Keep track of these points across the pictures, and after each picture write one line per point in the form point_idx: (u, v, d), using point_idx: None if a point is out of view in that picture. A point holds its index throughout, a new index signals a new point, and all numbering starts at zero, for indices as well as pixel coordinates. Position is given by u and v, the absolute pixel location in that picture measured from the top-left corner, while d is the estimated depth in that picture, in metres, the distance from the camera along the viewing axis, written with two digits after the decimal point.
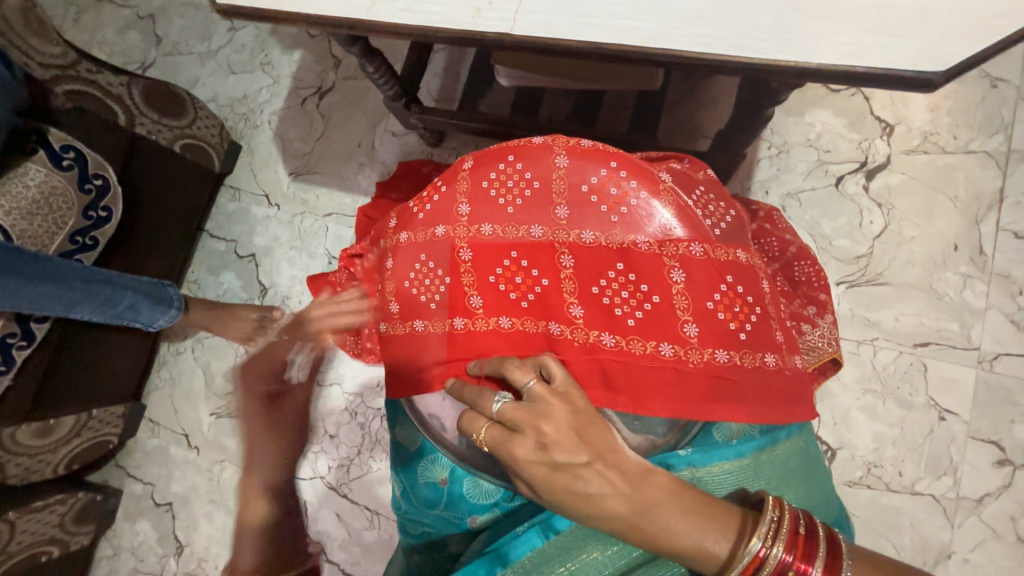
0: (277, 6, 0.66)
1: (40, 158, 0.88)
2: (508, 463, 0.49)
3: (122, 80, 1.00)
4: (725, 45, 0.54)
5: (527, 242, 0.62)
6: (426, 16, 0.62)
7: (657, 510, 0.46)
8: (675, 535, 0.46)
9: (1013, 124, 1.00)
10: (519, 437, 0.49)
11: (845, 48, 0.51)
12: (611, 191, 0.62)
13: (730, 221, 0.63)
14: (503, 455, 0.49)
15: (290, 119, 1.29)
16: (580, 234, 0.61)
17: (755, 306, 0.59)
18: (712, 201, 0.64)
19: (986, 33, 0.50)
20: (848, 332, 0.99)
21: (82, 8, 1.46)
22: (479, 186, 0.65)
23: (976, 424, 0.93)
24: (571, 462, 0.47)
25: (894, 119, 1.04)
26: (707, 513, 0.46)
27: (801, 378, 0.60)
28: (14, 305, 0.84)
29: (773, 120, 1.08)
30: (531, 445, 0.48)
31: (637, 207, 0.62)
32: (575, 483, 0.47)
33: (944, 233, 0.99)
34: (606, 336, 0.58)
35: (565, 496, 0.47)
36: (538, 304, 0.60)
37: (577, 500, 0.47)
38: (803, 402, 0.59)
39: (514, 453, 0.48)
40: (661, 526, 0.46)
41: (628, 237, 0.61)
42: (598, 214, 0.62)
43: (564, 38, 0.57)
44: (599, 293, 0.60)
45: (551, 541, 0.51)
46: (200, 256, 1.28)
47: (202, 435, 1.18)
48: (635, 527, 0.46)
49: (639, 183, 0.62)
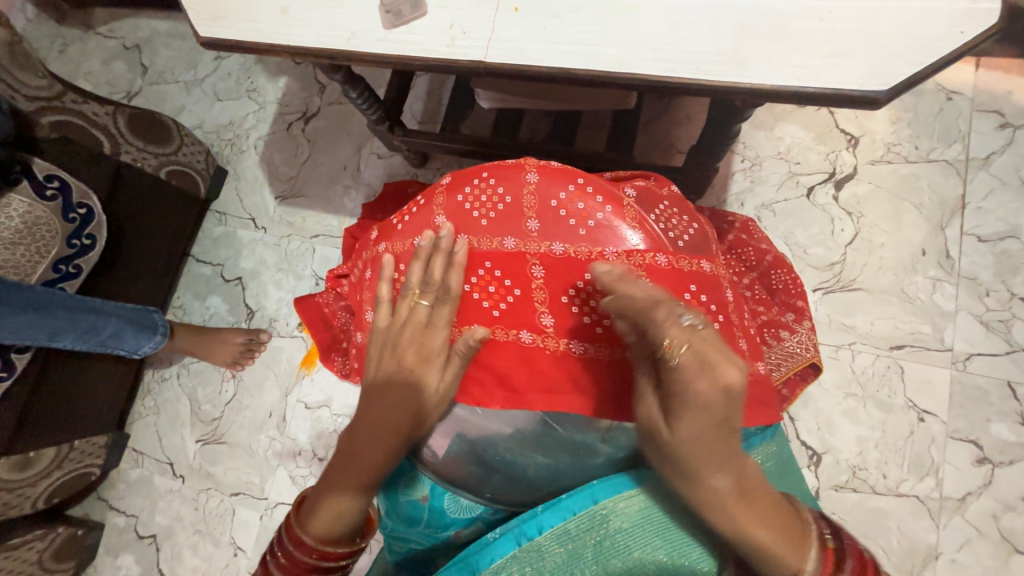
0: (259, 38, 0.68)
1: (25, 188, 0.90)
2: (676, 387, 0.49)
3: (109, 110, 1.02)
4: (685, 69, 0.57)
5: (501, 252, 0.61)
6: (404, 45, 0.64)
7: (755, 500, 0.48)
8: (763, 531, 0.47)
9: (970, 134, 1.05)
10: (707, 369, 0.49)
11: (797, 70, 0.55)
12: (579, 205, 0.62)
13: (693, 235, 0.65)
14: (678, 378, 0.49)
15: (277, 144, 1.31)
16: (551, 245, 0.61)
17: (719, 314, 0.61)
18: (676, 215, 0.66)
19: (926, 52, 0.53)
20: (827, 338, 1.01)
21: (69, 39, 1.48)
22: (453, 200, 0.66)
23: (954, 423, 0.95)
24: (730, 413, 0.49)
25: (858, 132, 1.09)
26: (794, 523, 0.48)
27: (766, 383, 0.63)
28: None
29: (743, 134, 1.12)
30: (715, 384, 0.48)
31: (605, 219, 0.62)
32: (711, 438, 0.49)
33: (912, 239, 1.03)
34: (575, 343, 0.60)
35: (701, 445, 0.48)
36: (511, 313, 0.60)
37: (708, 454, 0.48)
38: (766, 406, 0.61)
39: (695, 385, 0.48)
40: (754, 515, 0.47)
41: (596, 249, 0.61)
42: (567, 226, 0.62)
43: (534, 65, 0.60)
44: (569, 302, 0.60)
45: (523, 547, 0.50)
46: (186, 281, 1.28)
47: (188, 463, 1.16)
48: (735, 504, 0.47)
49: (604, 198, 0.63)
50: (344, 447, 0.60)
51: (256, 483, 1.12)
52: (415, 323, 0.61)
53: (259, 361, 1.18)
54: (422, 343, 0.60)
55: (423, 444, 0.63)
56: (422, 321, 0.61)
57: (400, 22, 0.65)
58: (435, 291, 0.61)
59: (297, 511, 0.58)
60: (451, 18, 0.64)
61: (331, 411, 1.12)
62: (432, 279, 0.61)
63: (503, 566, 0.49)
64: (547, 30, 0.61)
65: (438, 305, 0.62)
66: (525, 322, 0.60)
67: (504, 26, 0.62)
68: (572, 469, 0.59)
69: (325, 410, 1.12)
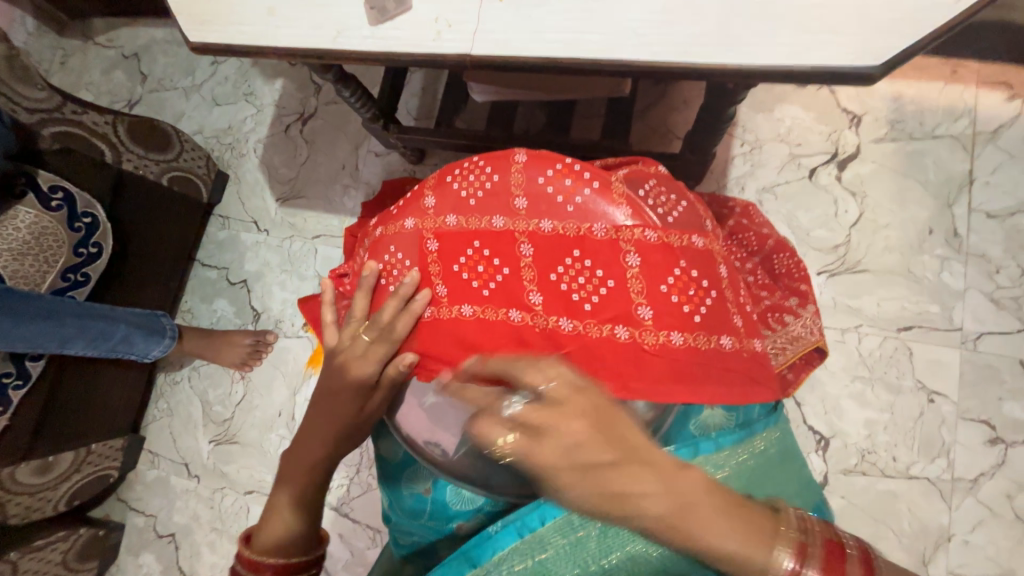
0: (247, 41, 0.69)
1: (31, 201, 0.91)
2: (533, 470, 0.43)
3: (108, 119, 1.04)
4: (672, 52, 0.56)
5: (489, 232, 0.62)
6: (390, 42, 0.64)
7: (706, 511, 0.41)
8: (716, 539, 0.40)
9: (977, 107, 1.02)
10: (543, 438, 0.44)
11: (786, 48, 0.54)
12: (567, 183, 0.62)
13: (683, 211, 0.63)
14: (528, 461, 0.44)
15: (275, 146, 1.32)
16: (539, 223, 0.61)
17: (712, 290, 0.59)
18: (665, 193, 0.64)
19: (920, 23, 0.52)
20: (832, 321, 1.00)
21: (69, 51, 1.50)
22: (445, 181, 0.66)
23: (965, 404, 0.93)
24: (598, 459, 0.42)
25: (861, 110, 1.06)
26: (751, 507, 0.42)
27: (763, 361, 0.61)
28: (8, 345, 0.85)
29: (742, 117, 1.10)
30: (557, 446, 0.43)
31: (590, 198, 0.61)
32: (603, 486, 0.42)
33: (918, 217, 1.01)
34: (564, 321, 0.58)
35: (600, 501, 0.41)
36: (499, 292, 0.60)
37: (615, 507, 0.41)
38: (765, 384, 0.59)
39: (547, 461, 0.43)
40: (710, 526, 0.40)
41: (584, 226, 0.60)
42: (554, 205, 0.61)
43: (519, 55, 0.60)
44: (557, 280, 0.59)
45: (524, 539, 0.50)
46: (193, 285, 1.30)
47: (202, 463, 1.19)
48: (677, 534, 0.40)
49: (592, 176, 0.62)
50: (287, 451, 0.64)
51: (268, 481, 1.14)
52: (351, 351, 0.63)
53: (267, 362, 1.20)
54: (355, 377, 0.62)
55: (434, 442, 0.62)
56: (357, 352, 0.63)
57: (385, 18, 0.65)
58: (380, 330, 0.62)
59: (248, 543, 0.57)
60: (437, 12, 0.64)
61: None
62: (380, 320, 0.62)
63: (505, 559, 0.50)
64: (532, 20, 0.60)
65: (377, 341, 0.62)
66: (513, 301, 0.60)
67: (489, 17, 0.62)
68: None
69: None
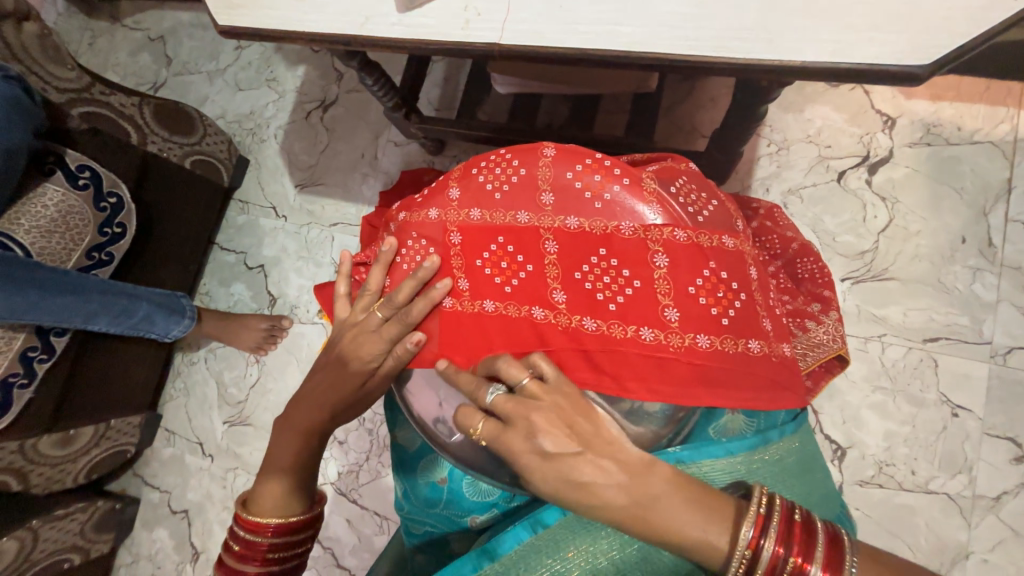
0: (275, 26, 0.68)
1: (58, 178, 0.93)
2: (505, 456, 0.50)
3: (134, 101, 1.06)
4: (708, 46, 0.54)
5: (514, 227, 0.61)
6: (418, 29, 0.63)
7: (662, 501, 0.45)
8: (674, 524, 0.44)
9: (1020, 113, 0.98)
10: (513, 429, 0.50)
11: (830, 45, 0.51)
12: (596, 179, 0.60)
13: (714, 210, 0.61)
14: (500, 448, 0.51)
15: (296, 133, 1.32)
16: (565, 220, 0.60)
17: (740, 292, 0.57)
18: (695, 190, 0.62)
19: (974, 22, 0.49)
20: (855, 329, 0.97)
21: (97, 33, 1.52)
22: (470, 173, 0.65)
23: (991, 420, 0.90)
24: (561, 451, 0.48)
25: (895, 112, 1.03)
26: (709, 500, 0.45)
27: (793, 366, 0.58)
28: (36, 318, 0.87)
29: (771, 117, 1.07)
30: (524, 438, 0.49)
31: (619, 195, 0.60)
32: (569, 471, 0.47)
33: (951, 226, 0.97)
34: (588, 320, 0.57)
35: (561, 486, 0.47)
36: (523, 289, 0.60)
37: (576, 493, 0.47)
38: (791, 389, 0.57)
39: (515, 447, 0.49)
40: (664, 515, 0.44)
41: (611, 224, 0.59)
42: (581, 201, 0.60)
43: (550, 46, 0.59)
44: (582, 279, 0.58)
45: (540, 536, 0.50)
46: (212, 268, 1.31)
47: (216, 443, 1.21)
48: (638, 519, 0.45)
49: (622, 172, 0.60)
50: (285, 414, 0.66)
51: None
52: (365, 325, 0.63)
53: (281, 347, 1.22)
54: (365, 351, 0.62)
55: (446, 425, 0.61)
56: (371, 327, 0.63)
57: (414, 4, 0.64)
58: (395, 309, 0.62)
59: (248, 506, 0.61)
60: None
61: None
62: (395, 299, 0.62)
63: (523, 555, 0.49)
64: (565, 10, 0.59)
65: (390, 321, 0.62)
66: (536, 298, 0.59)
67: (520, 6, 0.61)
68: None
69: None
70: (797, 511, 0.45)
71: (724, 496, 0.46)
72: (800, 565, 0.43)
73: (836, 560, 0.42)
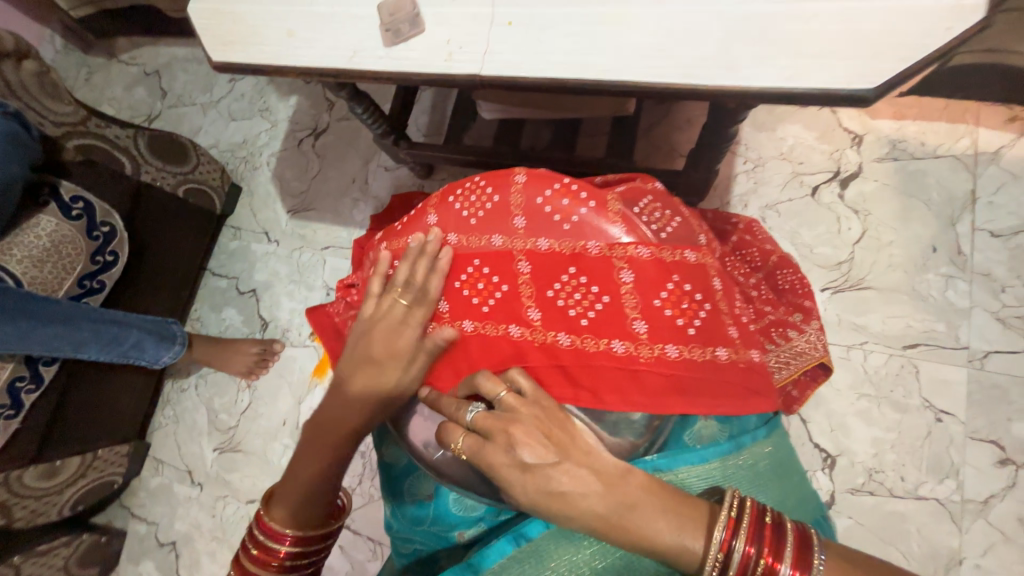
0: (267, 61, 0.72)
1: (52, 209, 0.94)
2: (485, 469, 0.50)
3: (128, 132, 1.08)
4: (674, 74, 0.58)
5: (489, 250, 0.63)
6: (403, 61, 0.67)
7: (637, 509, 0.45)
8: (651, 531, 0.45)
9: (978, 128, 1.04)
10: (492, 443, 0.50)
11: (784, 71, 0.55)
12: (564, 202, 0.63)
13: (678, 227, 0.64)
14: (479, 462, 0.51)
15: (288, 160, 1.36)
16: (537, 241, 0.62)
17: (705, 303, 0.59)
18: (660, 208, 0.65)
19: (916, 47, 0.53)
20: (837, 338, 1.00)
21: (94, 68, 1.57)
22: (446, 200, 0.68)
23: (973, 424, 0.92)
24: (539, 463, 0.48)
25: (862, 130, 1.08)
26: (681, 503, 0.46)
27: (765, 373, 0.60)
28: (25, 348, 0.87)
29: (745, 136, 1.12)
30: (504, 451, 0.49)
31: (586, 217, 0.62)
32: (547, 483, 0.47)
33: (921, 235, 1.01)
34: (562, 336, 0.59)
35: (540, 498, 0.47)
36: (499, 308, 0.61)
37: (553, 504, 0.47)
38: (762, 394, 0.58)
39: (494, 460, 0.50)
40: (638, 521, 0.45)
41: (579, 243, 0.61)
42: (551, 223, 0.62)
43: (526, 76, 0.63)
44: (554, 296, 0.60)
45: (522, 548, 0.51)
46: (204, 294, 1.32)
47: (205, 471, 1.19)
48: (614, 527, 0.45)
49: (588, 195, 0.63)
50: (314, 432, 0.63)
51: None
52: (391, 318, 0.62)
53: (273, 371, 1.21)
54: (396, 341, 0.61)
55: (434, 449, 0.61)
56: (395, 319, 0.62)
57: (399, 40, 0.67)
58: (415, 292, 0.63)
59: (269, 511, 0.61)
60: (448, 34, 0.66)
61: None
62: (414, 281, 0.63)
63: (505, 566, 0.51)
64: (539, 43, 0.63)
65: (414, 306, 0.63)
66: (511, 317, 0.61)
67: (498, 40, 0.64)
68: None
69: None
70: (767, 513, 0.46)
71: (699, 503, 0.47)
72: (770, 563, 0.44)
73: (805, 560, 0.43)
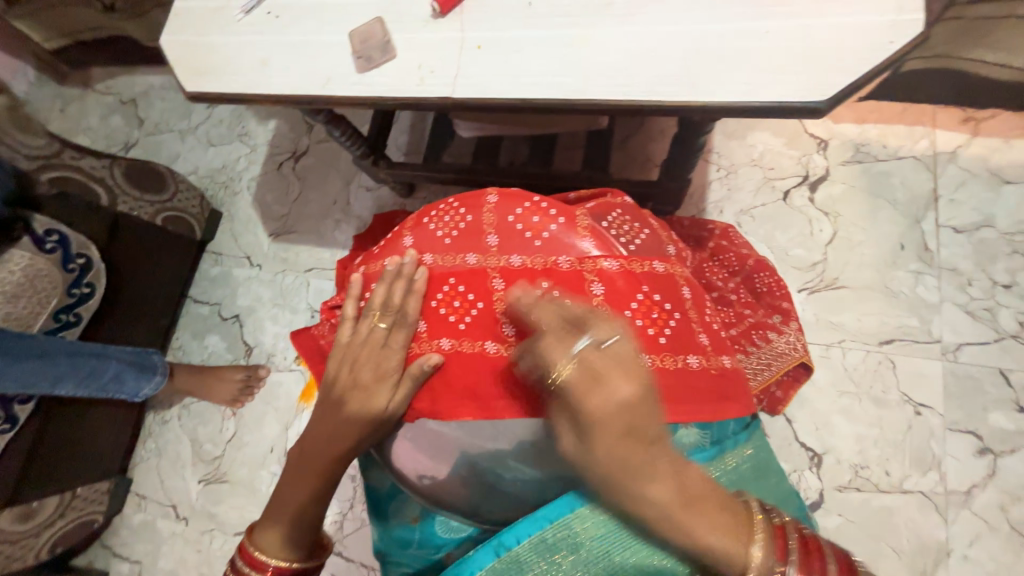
0: (242, 89, 0.73)
1: (25, 243, 0.92)
2: (578, 401, 0.49)
3: (106, 162, 1.07)
4: (638, 92, 0.60)
5: (463, 269, 0.64)
6: (377, 86, 0.68)
7: (704, 506, 0.45)
8: (714, 538, 0.44)
9: (935, 130, 1.08)
10: (598, 380, 0.49)
11: (742, 86, 0.58)
12: (535, 219, 0.65)
13: (645, 238, 0.67)
14: (574, 392, 0.50)
15: (269, 184, 1.36)
16: (509, 258, 0.63)
17: (674, 312, 0.61)
18: (627, 222, 0.68)
19: (862, 61, 0.56)
20: (816, 337, 1.02)
21: (68, 99, 1.55)
22: (422, 223, 0.69)
23: (951, 415, 0.94)
24: (631, 417, 0.48)
25: (827, 135, 1.12)
26: (752, 518, 0.45)
27: (736, 377, 0.62)
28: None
29: (716, 145, 1.15)
30: (608, 392, 0.49)
31: (557, 233, 0.64)
32: (628, 449, 0.47)
33: (890, 234, 1.05)
34: None
35: (619, 453, 0.47)
36: (475, 326, 0.62)
37: (630, 469, 0.46)
38: (735, 399, 0.60)
39: (589, 396, 0.49)
40: (705, 518, 0.44)
41: (551, 259, 0.62)
42: (523, 240, 0.64)
43: (497, 97, 0.64)
44: (528, 311, 0.61)
45: (500, 558, 0.51)
46: (185, 322, 1.30)
47: (190, 505, 1.16)
48: (676, 517, 0.44)
49: (557, 211, 0.65)
50: (297, 463, 0.62)
51: None
52: (374, 342, 0.62)
53: (258, 397, 1.19)
54: (379, 363, 0.61)
55: (425, 474, 0.61)
56: (379, 342, 0.62)
57: (372, 66, 0.69)
58: (395, 314, 0.63)
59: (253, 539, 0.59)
60: (419, 59, 0.68)
61: None
62: (391, 303, 0.63)
63: None
64: (509, 65, 0.65)
65: (395, 328, 0.63)
66: (487, 333, 0.61)
67: (468, 63, 0.66)
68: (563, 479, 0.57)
69: None
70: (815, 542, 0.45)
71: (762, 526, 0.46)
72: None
73: None
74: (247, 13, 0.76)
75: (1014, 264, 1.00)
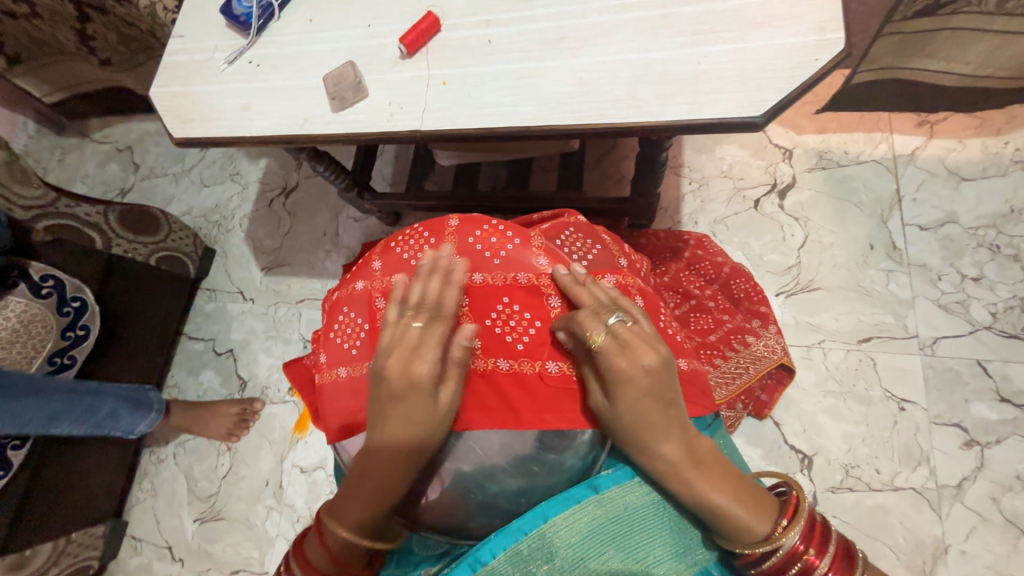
0: (227, 134, 0.77)
1: (22, 290, 0.97)
2: (609, 374, 0.56)
3: (99, 209, 1.10)
4: (590, 117, 0.65)
5: None
6: (352, 124, 0.73)
7: (705, 467, 0.54)
8: (716, 492, 0.53)
9: (892, 134, 1.13)
10: (628, 351, 0.56)
11: (686, 106, 0.62)
12: (493, 240, 0.66)
13: (597, 253, 0.71)
14: (606, 363, 0.56)
15: (259, 220, 1.40)
16: (472, 275, 0.66)
17: None
18: (580, 239, 0.72)
19: (792, 78, 0.60)
20: (796, 339, 1.04)
21: (66, 149, 1.61)
22: (389, 248, 0.71)
23: (935, 408, 0.96)
24: (653, 386, 0.55)
25: (791, 145, 1.17)
26: (745, 485, 0.55)
27: (693, 379, 0.65)
28: None
29: (687, 159, 1.20)
30: (631, 362, 0.56)
31: (514, 252, 0.66)
32: (648, 412, 0.55)
33: (858, 235, 1.08)
34: (501, 361, 0.63)
35: (638, 416, 0.55)
36: None
37: (645, 429, 0.55)
38: (692, 400, 0.64)
39: (617, 366, 0.56)
40: (704, 478, 0.54)
41: (511, 275, 0.65)
42: (483, 259, 0.66)
43: (463, 127, 0.69)
44: (492, 325, 0.64)
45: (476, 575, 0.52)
46: (180, 359, 1.32)
47: (186, 545, 1.15)
48: (682, 470, 0.54)
49: (513, 233, 0.67)
50: (349, 485, 0.58)
51: (255, 558, 1.11)
52: (403, 343, 0.58)
53: (253, 430, 1.20)
54: (412, 360, 0.57)
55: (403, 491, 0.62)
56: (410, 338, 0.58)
57: (345, 105, 0.74)
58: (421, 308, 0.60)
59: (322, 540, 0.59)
60: (390, 97, 0.73)
61: (325, 471, 1.13)
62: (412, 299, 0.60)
63: None
64: (471, 98, 0.69)
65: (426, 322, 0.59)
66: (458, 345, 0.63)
67: (435, 99, 0.71)
68: (533, 488, 0.60)
69: (320, 472, 1.14)
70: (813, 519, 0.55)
71: (763, 493, 0.56)
72: (813, 560, 0.53)
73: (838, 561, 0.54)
74: (230, 64, 0.81)
75: (980, 257, 1.03)
